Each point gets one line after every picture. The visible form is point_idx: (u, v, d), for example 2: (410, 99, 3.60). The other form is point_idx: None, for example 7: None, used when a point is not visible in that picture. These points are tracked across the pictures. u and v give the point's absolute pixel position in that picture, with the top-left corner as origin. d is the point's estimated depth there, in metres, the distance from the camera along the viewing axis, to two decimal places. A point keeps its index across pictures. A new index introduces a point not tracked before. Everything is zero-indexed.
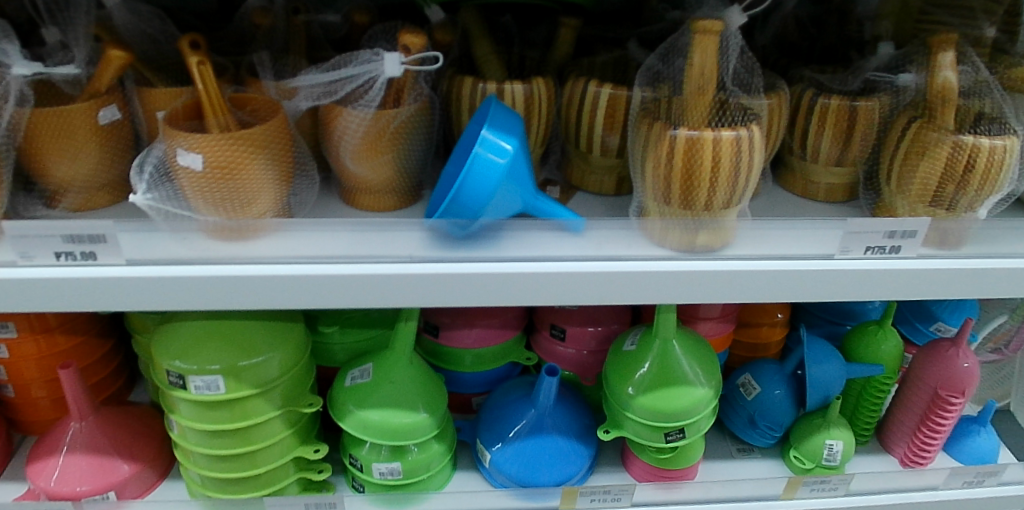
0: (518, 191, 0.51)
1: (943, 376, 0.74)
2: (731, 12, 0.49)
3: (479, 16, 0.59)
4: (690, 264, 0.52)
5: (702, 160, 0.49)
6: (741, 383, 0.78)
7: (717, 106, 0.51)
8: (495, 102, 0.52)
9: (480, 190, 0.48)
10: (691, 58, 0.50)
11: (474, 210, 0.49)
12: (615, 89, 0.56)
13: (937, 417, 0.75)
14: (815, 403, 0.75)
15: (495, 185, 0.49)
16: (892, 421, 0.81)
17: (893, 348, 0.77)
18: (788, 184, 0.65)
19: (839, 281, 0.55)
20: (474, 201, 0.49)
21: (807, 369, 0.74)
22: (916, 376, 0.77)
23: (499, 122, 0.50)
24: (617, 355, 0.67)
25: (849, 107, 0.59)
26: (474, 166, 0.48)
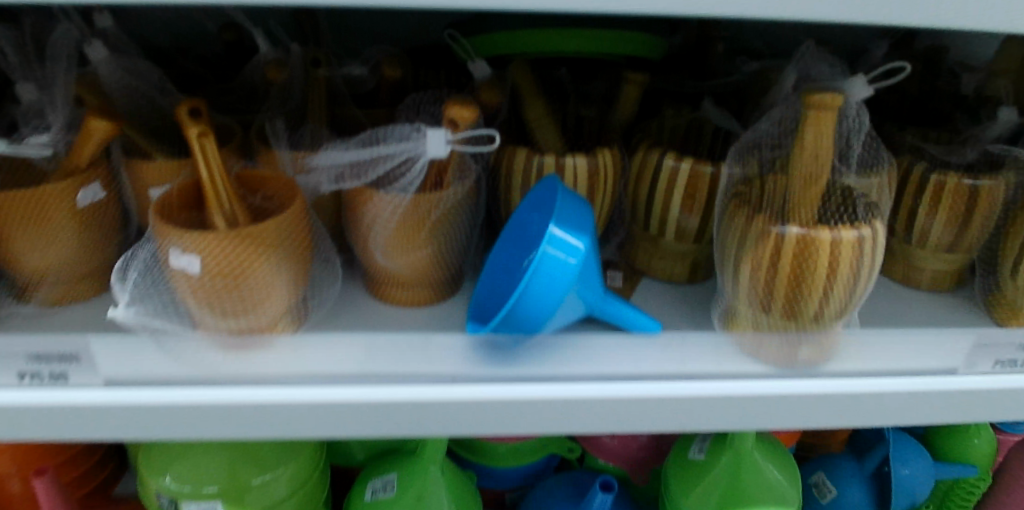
0: (585, 294, 0.42)
1: None
2: (856, 83, 0.39)
3: (533, 72, 0.50)
4: (790, 385, 0.43)
5: (816, 265, 0.40)
6: (814, 482, 0.68)
7: (830, 196, 0.41)
8: (560, 184, 0.43)
9: (545, 297, 0.39)
10: (801, 138, 0.40)
11: (535, 322, 0.40)
12: (697, 163, 0.47)
13: None
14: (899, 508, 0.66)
15: (561, 293, 0.40)
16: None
17: (986, 444, 0.67)
18: (886, 268, 0.56)
19: (965, 403, 0.45)
20: (535, 310, 0.40)
21: (893, 470, 0.65)
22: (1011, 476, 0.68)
23: (569, 214, 0.40)
24: (680, 461, 0.59)
25: (970, 186, 0.49)
26: (538, 272, 0.39)
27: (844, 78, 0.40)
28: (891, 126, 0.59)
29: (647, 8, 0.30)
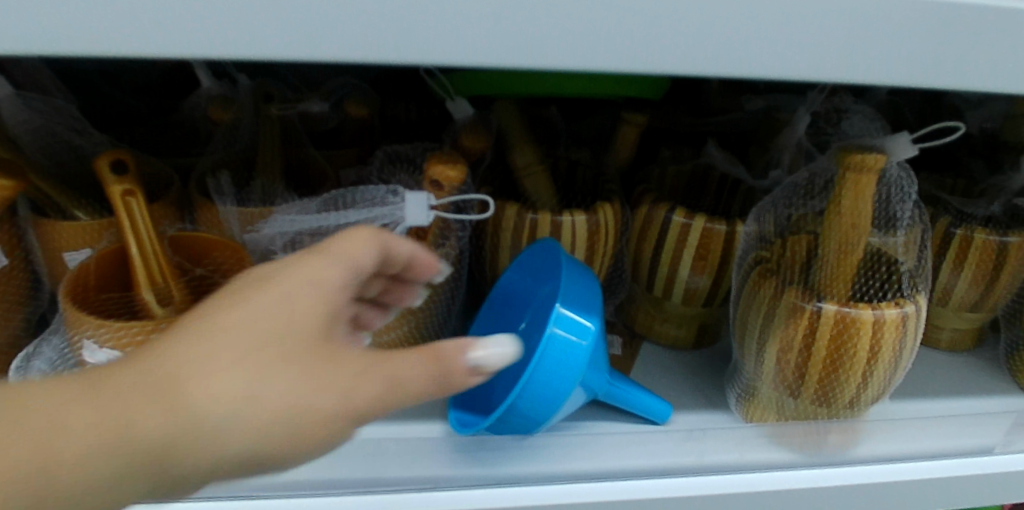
0: (593, 380, 0.37)
1: None
2: (897, 140, 0.36)
3: (521, 114, 0.43)
4: (821, 476, 0.38)
5: (856, 349, 0.35)
6: None
7: (863, 268, 0.38)
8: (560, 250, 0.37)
9: (549, 390, 0.33)
10: (834, 202, 0.36)
11: (538, 418, 0.34)
12: (711, 220, 0.41)
13: None
14: None
15: (570, 384, 0.34)
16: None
17: None
18: None
19: (1007, 487, 0.40)
20: (536, 405, 0.33)
21: None
22: None
23: (576, 289, 0.35)
24: None
25: (1000, 244, 0.45)
26: (544, 361, 0.33)
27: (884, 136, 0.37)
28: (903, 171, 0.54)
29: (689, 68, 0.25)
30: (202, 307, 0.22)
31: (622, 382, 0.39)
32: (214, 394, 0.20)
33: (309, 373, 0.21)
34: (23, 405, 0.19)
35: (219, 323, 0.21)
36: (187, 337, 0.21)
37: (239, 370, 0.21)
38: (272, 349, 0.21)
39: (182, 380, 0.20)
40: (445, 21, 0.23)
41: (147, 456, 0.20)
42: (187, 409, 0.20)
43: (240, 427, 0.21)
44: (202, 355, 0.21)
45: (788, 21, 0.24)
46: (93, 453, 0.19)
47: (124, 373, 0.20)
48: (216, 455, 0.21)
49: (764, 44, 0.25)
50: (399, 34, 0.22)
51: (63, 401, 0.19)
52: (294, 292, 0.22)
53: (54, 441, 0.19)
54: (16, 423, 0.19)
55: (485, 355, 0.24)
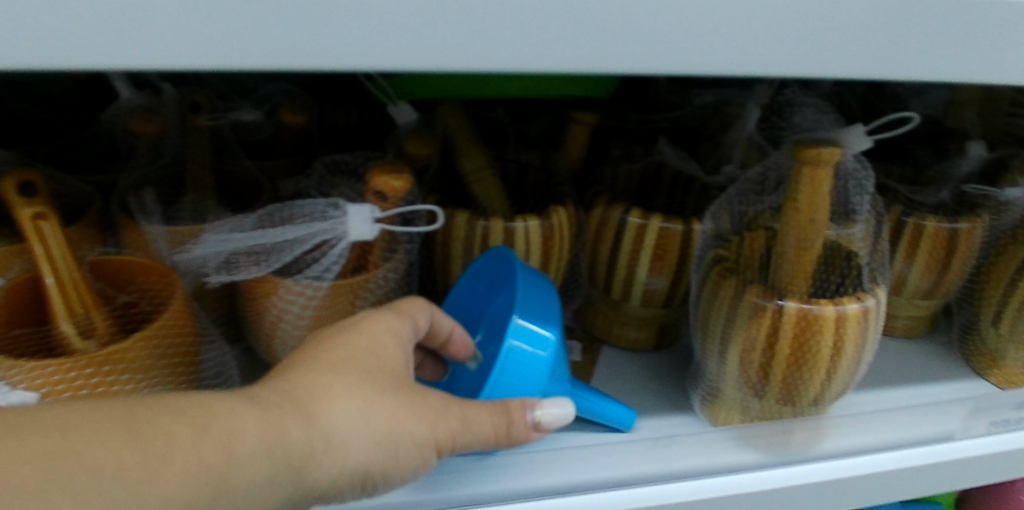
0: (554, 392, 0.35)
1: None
2: (852, 133, 0.36)
3: (467, 117, 0.42)
4: (784, 475, 0.38)
5: (820, 345, 0.35)
6: None
7: (821, 263, 0.38)
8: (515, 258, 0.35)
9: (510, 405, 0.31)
10: (792, 197, 0.36)
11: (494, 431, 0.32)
12: (667, 220, 0.40)
13: None
14: None
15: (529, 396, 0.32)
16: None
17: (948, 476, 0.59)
18: None
19: (963, 471, 0.41)
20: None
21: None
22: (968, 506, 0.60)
23: (533, 298, 0.33)
24: None
25: (951, 230, 0.45)
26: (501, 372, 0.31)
27: (837, 129, 0.38)
28: None
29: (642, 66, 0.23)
30: (316, 348, 0.27)
31: (585, 393, 0.37)
32: (343, 417, 0.25)
33: (415, 401, 0.27)
34: (205, 414, 0.22)
35: (340, 363, 0.26)
36: (317, 368, 0.26)
37: (361, 400, 0.26)
38: (387, 380, 0.27)
39: (319, 408, 0.25)
40: (467, 22, 0.21)
41: (293, 464, 0.24)
42: (325, 428, 0.25)
43: (363, 442, 0.25)
44: (330, 389, 0.25)
45: (749, 16, 0.24)
46: (263, 460, 0.23)
47: (272, 400, 0.24)
48: (336, 469, 0.25)
49: (719, 39, 0.24)
50: (335, 34, 0.21)
51: (236, 415, 0.23)
52: (388, 331, 0.29)
53: (233, 448, 0.22)
54: (207, 430, 0.22)
55: (547, 417, 0.29)
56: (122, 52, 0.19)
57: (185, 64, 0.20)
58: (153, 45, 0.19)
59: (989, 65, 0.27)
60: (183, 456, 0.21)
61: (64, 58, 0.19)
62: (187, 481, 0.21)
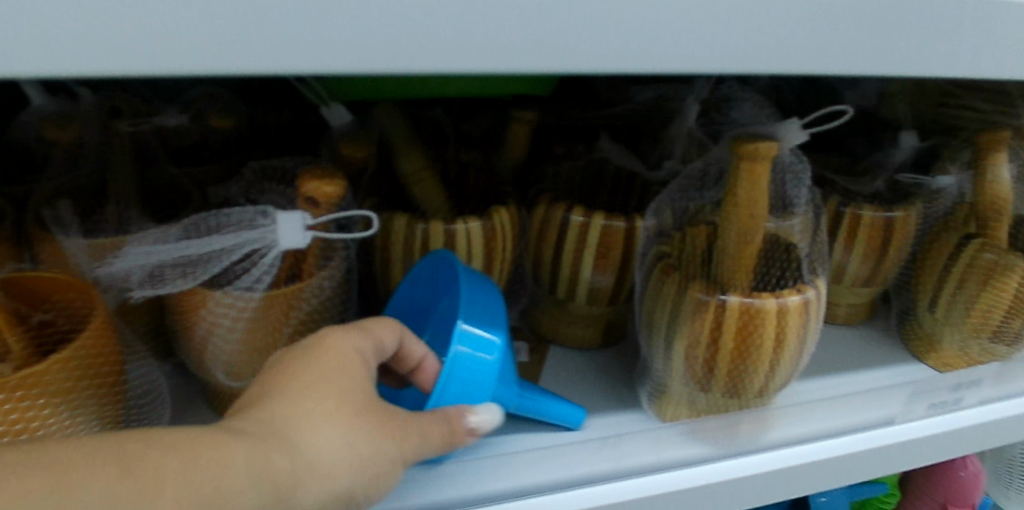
0: (502, 395, 0.34)
1: (953, 491, 0.59)
2: (789, 128, 0.37)
3: (404, 117, 0.41)
4: (734, 467, 0.38)
5: (763, 338, 0.35)
6: None
7: (762, 257, 0.38)
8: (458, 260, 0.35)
9: None
10: (731, 191, 0.36)
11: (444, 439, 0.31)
12: (610, 217, 0.40)
13: None
14: None
15: (479, 401, 0.31)
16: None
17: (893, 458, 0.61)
18: None
19: (906, 454, 0.42)
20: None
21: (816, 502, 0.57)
22: (915, 488, 0.62)
23: (479, 301, 0.32)
24: None
25: (886, 219, 0.47)
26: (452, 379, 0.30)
27: (774, 123, 0.38)
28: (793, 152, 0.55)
29: (576, 65, 0.23)
30: (290, 370, 0.25)
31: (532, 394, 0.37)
32: (325, 445, 0.24)
33: (396, 423, 0.26)
34: (187, 447, 0.21)
35: (319, 387, 0.25)
36: (295, 392, 0.24)
37: (341, 422, 0.24)
38: (367, 399, 0.25)
39: (298, 431, 0.23)
40: (468, 15, 0.21)
41: (277, 493, 0.22)
42: (307, 453, 0.23)
43: (348, 469, 0.24)
44: (308, 410, 0.24)
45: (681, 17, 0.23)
46: (247, 495, 0.21)
47: (251, 430, 0.23)
48: (322, 497, 0.23)
49: (654, 38, 0.23)
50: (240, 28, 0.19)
51: (217, 447, 0.21)
52: (361, 351, 0.28)
53: (216, 484, 0.21)
54: (189, 464, 0.20)
55: (479, 420, 0.28)
56: (98, 39, 0.18)
57: (184, 61, 0.19)
58: (154, 32, 0.18)
59: (917, 57, 0.27)
60: (176, 485, 0.20)
61: (53, 54, 0.18)
62: None
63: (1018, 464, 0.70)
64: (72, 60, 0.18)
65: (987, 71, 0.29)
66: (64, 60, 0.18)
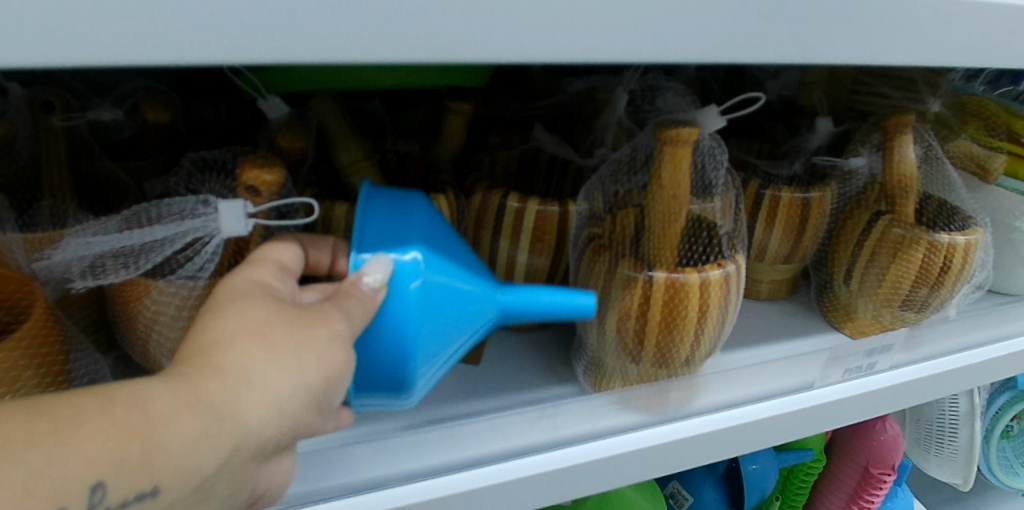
0: (462, 308, 0.33)
1: (873, 452, 0.63)
2: (706, 112, 0.39)
3: (342, 110, 0.43)
4: (666, 432, 0.40)
5: (687, 309, 0.38)
6: (670, 492, 0.62)
7: (686, 234, 0.41)
8: (376, 195, 0.34)
9: (405, 325, 0.30)
10: (657, 173, 0.39)
11: (407, 363, 0.30)
12: (544, 203, 0.42)
13: (868, 495, 0.64)
14: (752, 504, 0.62)
15: (416, 318, 0.30)
16: (818, 495, 0.68)
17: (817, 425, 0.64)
18: None
19: (822, 415, 0.46)
20: (388, 353, 0.30)
21: (742, 467, 0.61)
22: (841, 452, 0.66)
23: (389, 229, 0.31)
24: None
25: (803, 199, 0.50)
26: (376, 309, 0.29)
27: (694, 109, 0.41)
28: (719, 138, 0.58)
29: (503, 58, 0.24)
30: (200, 318, 0.25)
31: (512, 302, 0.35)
32: (253, 364, 0.23)
33: (317, 324, 0.25)
34: (103, 388, 0.20)
35: (225, 318, 0.24)
36: (200, 336, 0.24)
37: (261, 340, 0.24)
38: (284, 315, 0.25)
39: (220, 360, 0.23)
40: (442, 9, 0.23)
41: (217, 414, 0.21)
42: (235, 376, 0.23)
43: (283, 382, 0.23)
44: (224, 342, 0.23)
45: (597, 17, 0.25)
46: (188, 419, 0.21)
47: (174, 373, 0.22)
48: (265, 416, 0.23)
49: (575, 36, 0.25)
50: (175, 23, 0.20)
51: (136, 386, 0.21)
52: (262, 279, 0.27)
53: (143, 412, 0.20)
54: (111, 401, 0.20)
55: (371, 280, 0.28)
56: (90, 34, 0.19)
57: (175, 57, 0.20)
58: (147, 11, 0.19)
59: (818, 45, 0.30)
60: (96, 418, 0.19)
61: (58, 39, 0.19)
62: (108, 447, 0.19)
63: (935, 427, 0.76)
64: (96, 49, 0.19)
65: (882, 59, 0.32)
66: (90, 50, 0.19)
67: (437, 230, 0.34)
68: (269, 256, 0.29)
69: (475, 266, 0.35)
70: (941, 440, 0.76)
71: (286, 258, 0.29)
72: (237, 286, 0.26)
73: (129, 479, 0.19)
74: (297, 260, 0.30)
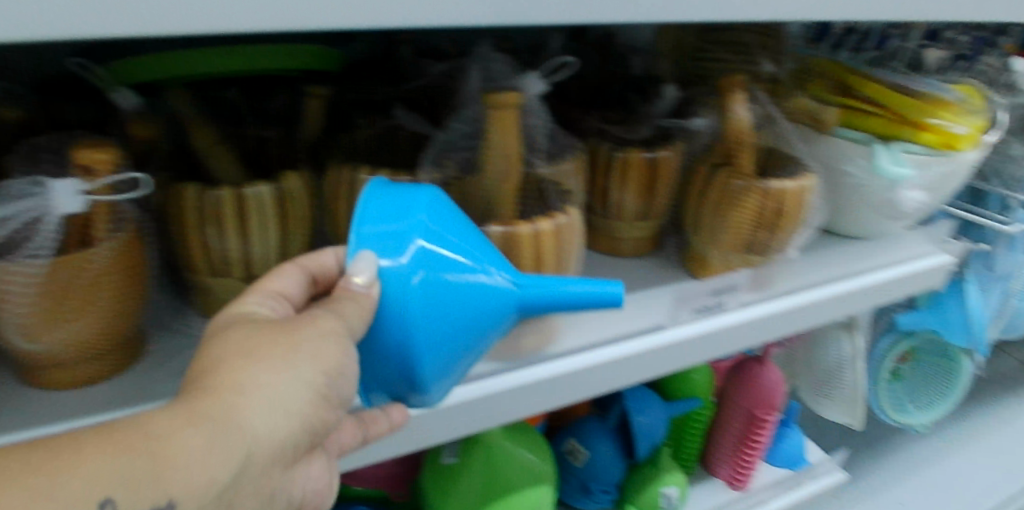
0: (461, 307, 0.35)
1: (753, 394, 0.67)
2: (529, 78, 0.44)
3: (195, 99, 0.45)
4: (519, 377, 0.45)
5: (522, 258, 0.43)
6: (567, 450, 0.65)
7: (524, 191, 0.45)
8: (385, 187, 0.36)
9: (406, 320, 0.33)
10: (488, 137, 0.43)
11: (414, 354, 0.34)
12: (394, 175, 0.46)
13: (753, 436, 0.67)
14: (645, 452, 0.65)
15: (417, 312, 0.33)
16: (711, 446, 0.71)
17: (703, 376, 0.69)
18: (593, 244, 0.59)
19: (669, 353, 0.51)
20: (388, 360, 0.35)
21: (633, 420, 0.64)
22: (727, 398, 0.70)
23: (387, 225, 0.34)
24: (434, 462, 0.57)
25: (650, 159, 0.54)
26: (378, 311, 0.33)
27: (519, 74, 0.45)
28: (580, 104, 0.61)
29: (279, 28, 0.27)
30: (203, 349, 0.31)
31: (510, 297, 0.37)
32: (241, 382, 0.29)
33: (296, 340, 0.31)
34: (118, 424, 0.26)
35: (217, 348, 0.30)
36: (202, 365, 0.30)
37: (244, 361, 0.29)
38: (265, 338, 0.31)
39: (215, 384, 0.29)
40: None
41: (211, 428, 0.27)
42: (224, 398, 0.28)
43: (268, 394, 0.29)
44: (218, 368, 0.29)
45: None
46: (185, 436, 0.26)
47: (179, 401, 0.28)
48: (256, 423, 0.29)
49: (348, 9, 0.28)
50: None
51: (144, 419, 0.26)
52: (261, 310, 0.33)
53: (147, 438, 0.26)
54: (124, 433, 0.26)
55: (358, 277, 0.32)
56: None
57: None
58: None
59: (601, 6, 0.33)
60: (107, 448, 0.25)
61: None
62: (119, 467, 0.25)
63: (823, 373, 0.79)
64: None
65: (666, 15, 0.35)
66: None
67: (442, 223, 0.35)
68: (270, 283, 0.35)
69: (479, 257, 0.36)
70: (830, 382, 0.79)
71: (286, 286, 0.35)
72: (236, 319, 0.33)
73: (135, 495, 0.25)
74: (297, 284, 0.36)
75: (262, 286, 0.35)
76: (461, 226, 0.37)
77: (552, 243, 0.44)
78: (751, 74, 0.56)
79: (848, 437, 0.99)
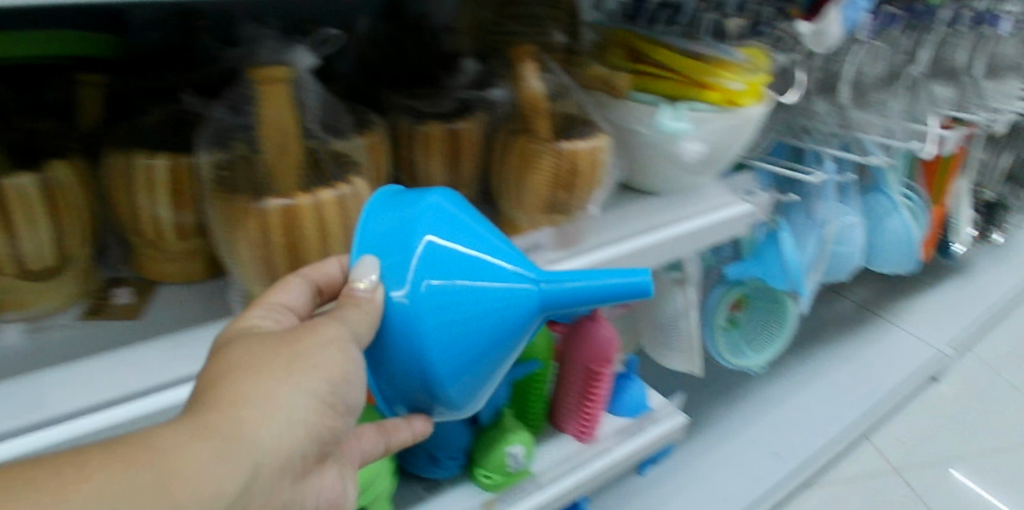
0: (473, 310, 0.40)
1: (590, 350, 0.70)
2: (298, 54, 0.45)
3: None
4: None
5: (305, 229, 0.44)
6: None
7: (306, 164, 0.46)
8: (393, 197, 0.43)
9: (426, 323, 0.39)
10: (262, 113, 0.43)
11: (431, 355, 0.40)
12: (174, 158, 0.46)
13: (593, 389, 0.70)
14: (488, 415, 0.68)
15: (429, 318, 0.39)
16: (558, 404, 0.74)
17: (542, 337, 0.71)
18: None
19: None
20: (406, 367, 0.40)
21: None
22: (568, 356, 0.72)
23: (398, 233, 0.40)
24: None
25: (451, 131, 0.55)
26: (397, 318, 0.39)
27: (288, 50, 0.46)
28: (385, 80, 0.62)
29: None
30: (210, 365, 0.35)
31: (527, 296, 0.41)
32: (247, 394, 0.34)
33: (305, 355, 0.36)
34: (133, 442, 0.30)
35: (227, 359, 0.35)
36: (212, 378, 0.34)
37: (254, 376, 0.34)
38: (274, 354, 0.36)
39: (223, 397, 0.33)
40: None
41: (224, 441, 0.32)
42: (234, 414, 0.33)
43: (270, 407, 0.34)
44: (231, 381, 0.34)
45: None
46: (196, 448, 0.31)
47: (188, 416, 0.32)
48: (266, 434, 0.34)
49: None
50: None
51: (151, 436, 0.31)
52: (274, 319, 0.39)
53: (157, 454, 0.30)
54: (143, 449, 0.30)
55: (360, 283, 0.39)
56: None
57: None
58: None
59: None
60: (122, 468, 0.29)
61: None
62: (136, 480, 0.29)
63: (663, 327, 0.84)
64: None
65: None
66: None
67: (456, 225, 0.41)
68: (277, 294, 0.41)
69: (494, 257, 0.41)
70: (669, 335, 0.84)
71: (291, 297, 0.41)
72: (241, 330, 0.38)
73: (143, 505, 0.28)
74: (299, 295, 0.41)
75: (269, 298, 0.40)
76: (467, 229, 0.41)
77: (340, 229, 0.46)
78: (543, 45, 0.59)
79: (700, 388, 1.07)
